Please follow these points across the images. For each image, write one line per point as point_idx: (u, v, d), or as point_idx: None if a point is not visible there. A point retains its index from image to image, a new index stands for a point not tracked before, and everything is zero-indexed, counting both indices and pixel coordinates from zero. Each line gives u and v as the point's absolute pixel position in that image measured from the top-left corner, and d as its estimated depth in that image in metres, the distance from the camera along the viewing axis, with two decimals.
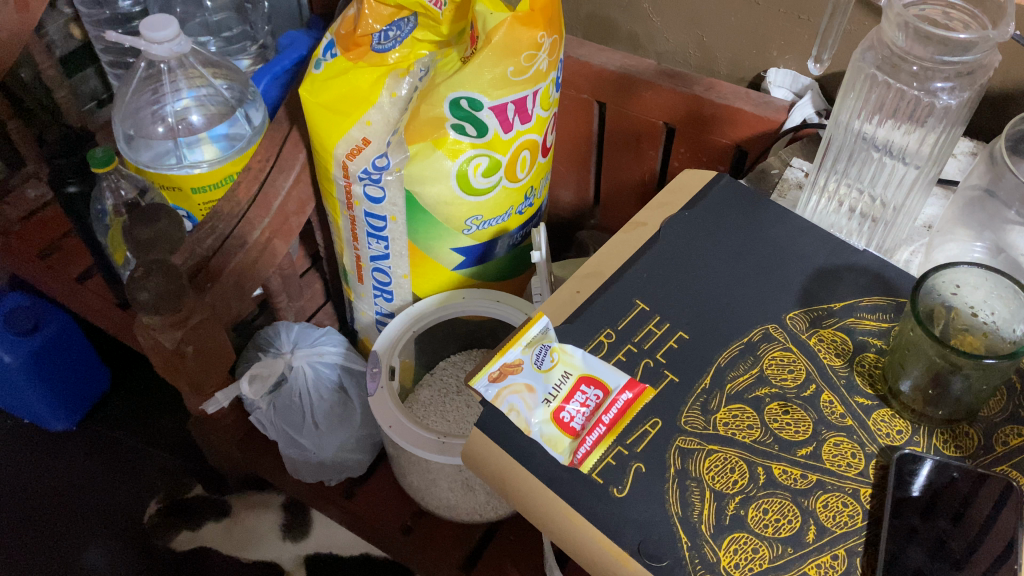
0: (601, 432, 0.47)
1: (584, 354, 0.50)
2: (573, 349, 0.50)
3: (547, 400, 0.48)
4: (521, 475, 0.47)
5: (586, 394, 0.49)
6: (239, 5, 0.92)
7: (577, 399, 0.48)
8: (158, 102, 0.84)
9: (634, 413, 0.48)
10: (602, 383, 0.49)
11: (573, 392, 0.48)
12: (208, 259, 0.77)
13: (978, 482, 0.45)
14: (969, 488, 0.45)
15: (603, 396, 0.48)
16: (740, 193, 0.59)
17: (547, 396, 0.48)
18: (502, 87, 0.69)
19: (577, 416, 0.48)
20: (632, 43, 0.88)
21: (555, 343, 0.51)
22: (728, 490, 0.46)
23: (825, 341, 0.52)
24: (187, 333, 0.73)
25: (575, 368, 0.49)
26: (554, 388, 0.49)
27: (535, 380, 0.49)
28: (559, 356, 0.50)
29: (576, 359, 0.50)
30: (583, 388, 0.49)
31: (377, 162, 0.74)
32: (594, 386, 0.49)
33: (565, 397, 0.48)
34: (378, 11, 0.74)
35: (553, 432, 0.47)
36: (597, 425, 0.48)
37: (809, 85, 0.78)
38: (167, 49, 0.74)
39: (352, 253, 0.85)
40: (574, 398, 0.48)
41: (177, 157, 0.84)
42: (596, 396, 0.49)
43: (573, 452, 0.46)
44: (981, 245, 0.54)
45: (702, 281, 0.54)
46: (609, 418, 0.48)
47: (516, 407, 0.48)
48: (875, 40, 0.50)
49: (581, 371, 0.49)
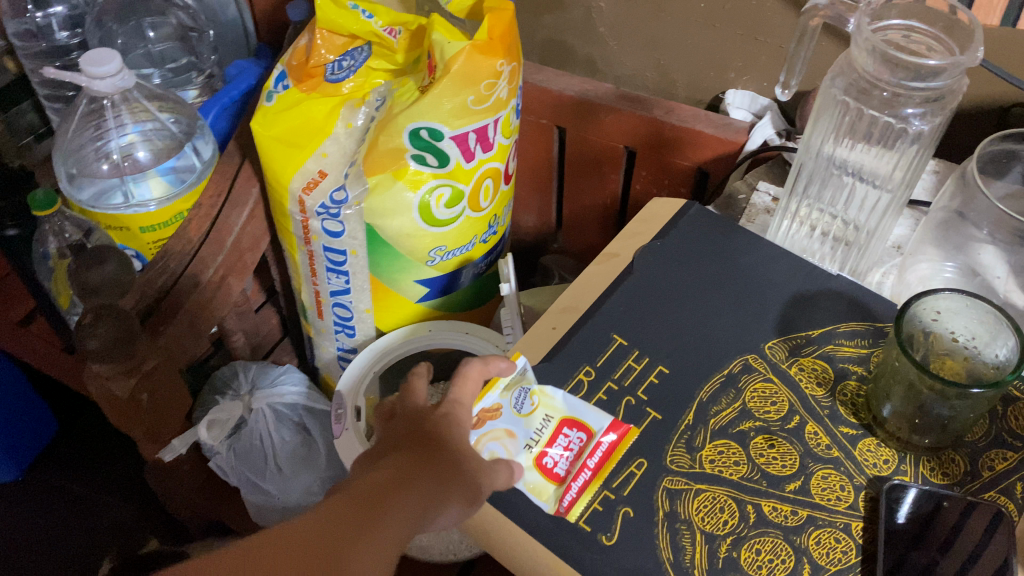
0: (587, 476, 0.46)
1: (566, 395, 0.49)
2: (554, 390, 0.49)
3: (529, 445, 0.48)
4: (504, 527, 0.45)
5: (569, 437, 0.48)
6: (184, 34, 0.88)
7: (559, 443, 0.48)
8: (102, 138, 0.80)
9: (620, 455, 0.47)
10: (586, 426, 0.48)
11: (555, 437, 0.48)
12: (160, 299, 0.73)
13: (967, 510, 0.45)
14: (956, 516, 0.45)
15: (587, 438, 0.48)
16: (711, 221, 0.59)
17: (527, 442, 0.48)
18: (463, 116, 0.68)
19: (561, 461, 0.47)
20: (589, 67, 0.88)
21: (535, 384, 0.50)
22: (719, 531, 0.44)
23: (806, 369, 0.51)
24: (140, 381, 0.69)
25: (556, 410, 0.49)
26: (535, 433, 0.48)
27: (514, 425, 0.48)
28: (539, 399, 0.49)
29: (558, 401, 0.49)
30: (565, 432, 0.48)
31: (334, 196, 0.71)
32: (576, 429, 0.48)
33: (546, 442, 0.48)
34: (332, 41, 0.75)
35: (537, 478, 0.46)
36: (583, 469, 0.46)
37: (768, 105, 0.78)
38: (110, 84, 0.71)
39: (310, 289, 0.82)
40: (556, 444, 0.48)
41: (122, 194, 0.79)
42: (579, 439, 0.48)
43: (559, 499, 0.45)
44: (952, 265, 0.55)
45: (679, 313, 0.53)
46: (594, 462, 0.47)
47: (498, 454, 0.47)
48: (844, 66, 0.50)
49: (562, 415, 0.49)
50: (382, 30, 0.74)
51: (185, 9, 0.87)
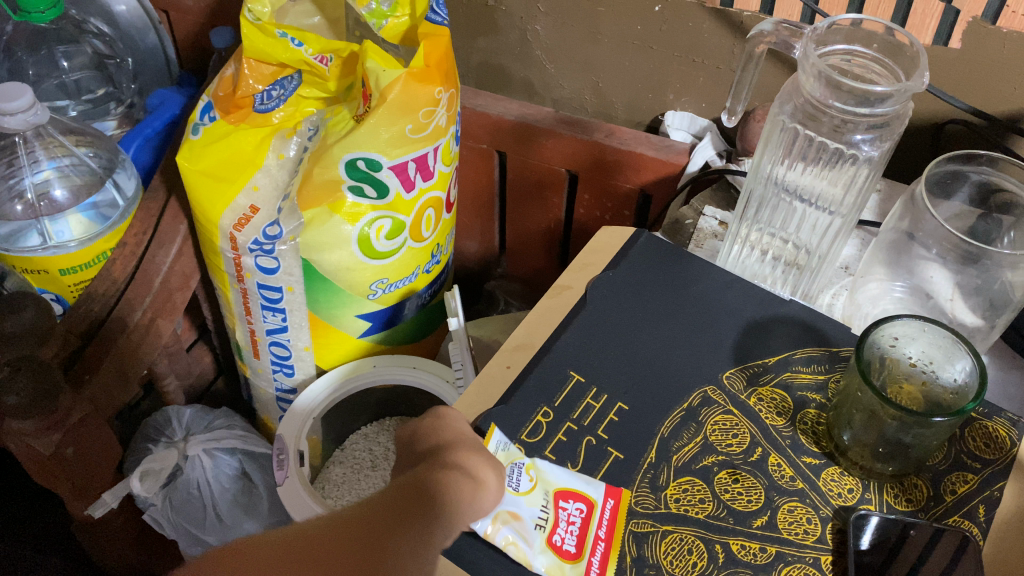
0: (603, 548, 0.44)
1: (555, 467, 0.46)
2: (537, 464, 0.46)
3: (538, 527, 0.44)
4: None
5: (571, 512, 0.45)
6: (101, 62, 0.84)
7: (564, 522, 0.45)
8: (13, 175, 0.75)
9: (628, 520, 0.45)
10: (585, 496, 0.45)
11: (558, 514, 0.45)
12: (82, 348, 0.70)
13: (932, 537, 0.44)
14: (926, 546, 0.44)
15: (589, 508, 0.45)
16: (660, 248, 0.58)
17: (535, 523, 0.44)
18: (401, 145, 0.65)
19: (569, 538, 0.44)
20: (527, 90, 0.86)
21: (524, 458, 0.46)
22: (689, 575, 0.43)
23: (764, 400, 0.50)
24: (65, 435, 0.65)
25: (548, 483, 0.46)
26: (540, 512, 0.44)
27: (515, 507, 0.44)
28: (534, 474, 0.46)
29: (547, 475, 0.46)
30: (566, 506, 0.45)
31: (268, 231, 0.68)
32: (575, 502, 0.45)
33: (551, 523, 0.44)
34: (260, 70, 0.71)
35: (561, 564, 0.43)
36: (597, 543, 0.44)
37: (707, 126, 0.78)
38: (22, 121, 0.66)
39: (245, 328, 0.79)
40: (560, 522, 0.45)
41: (38, 233, 0.73)
42: (580, 512, 0.45)
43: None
44: (901, 285, 0.55)
45: (635, 346, 0.52)
46: (605, 532, 0.44)
47: (513, 539, 0.43)
48: (792, 91, 0.50)
49: (557, 487, 0.46)
50: (313, 58, 0.70)
51: (99, 37, 0.83)
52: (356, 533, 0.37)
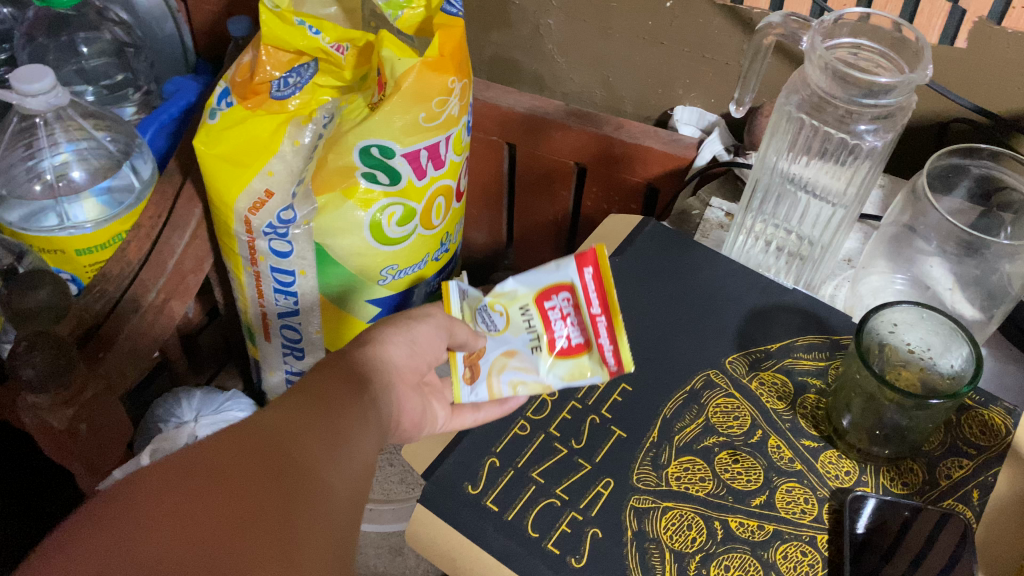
0: (604, 319, 0.49)
1: (517, 280, 0.51)
2: (506, 283, 0.51)
3: (536, 346, 0.50)
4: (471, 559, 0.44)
5: (558, 304, 0.50)
6: (120, 49, 0.84)
7: (553, 315, 0.50)
8: (32, 157, 0.76)
9: (608, 276, 0.49)
10: (559, 285, 0.50)
11: (547, 317, 0.50)
12: (98, 325, 0.70)
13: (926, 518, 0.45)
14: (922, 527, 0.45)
15: (570, 292, 0.50)
16: (666, 237, 0.60)
17: (531, 345, 0.50)
18: (415, 133, 0.66)
19: (571, 332, 0.50)
20: (538, 84, 0.88)
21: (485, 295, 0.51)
22: (687, 549, 0.44)
23: (766, 384, 0.52)
24: (79, 410, 0.66)
25: (523, 295, 0.51)
26: (530, 329, 0.50)
27: (508, 343, 0.51)
28: (501, 303, 0.51)
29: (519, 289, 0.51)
30: (549, 304, 0.50)
31: (282, 215, 0.69)
32: (554, 299, 0.50)
33: (547, 329, 0.50)
34: (277, 57, 0.73)
35: (574, 367, 0.50)
36: (595, 319, 0.49)
37: (716, 121, 0.79)
38: (43, 102, 0.68)
39: (257, 311, 0.80)
40: (553, 321, 0.50)
41: (56, 215, 0.75)
42: (565, 300, 0.50)
43: (603, 365, 0.49)
44: (901, 277, 0.56)
45: (638, 331, 0.54)
46: (595, 303, 0.49)
47: (518, 379, 0.50)
48: (798, 83, 0.51)
49: (532, 295, 0.51)
50: (329, 46, 0.72)
51: (120, 24, 0.84)
52: (262, 421, 0.36)
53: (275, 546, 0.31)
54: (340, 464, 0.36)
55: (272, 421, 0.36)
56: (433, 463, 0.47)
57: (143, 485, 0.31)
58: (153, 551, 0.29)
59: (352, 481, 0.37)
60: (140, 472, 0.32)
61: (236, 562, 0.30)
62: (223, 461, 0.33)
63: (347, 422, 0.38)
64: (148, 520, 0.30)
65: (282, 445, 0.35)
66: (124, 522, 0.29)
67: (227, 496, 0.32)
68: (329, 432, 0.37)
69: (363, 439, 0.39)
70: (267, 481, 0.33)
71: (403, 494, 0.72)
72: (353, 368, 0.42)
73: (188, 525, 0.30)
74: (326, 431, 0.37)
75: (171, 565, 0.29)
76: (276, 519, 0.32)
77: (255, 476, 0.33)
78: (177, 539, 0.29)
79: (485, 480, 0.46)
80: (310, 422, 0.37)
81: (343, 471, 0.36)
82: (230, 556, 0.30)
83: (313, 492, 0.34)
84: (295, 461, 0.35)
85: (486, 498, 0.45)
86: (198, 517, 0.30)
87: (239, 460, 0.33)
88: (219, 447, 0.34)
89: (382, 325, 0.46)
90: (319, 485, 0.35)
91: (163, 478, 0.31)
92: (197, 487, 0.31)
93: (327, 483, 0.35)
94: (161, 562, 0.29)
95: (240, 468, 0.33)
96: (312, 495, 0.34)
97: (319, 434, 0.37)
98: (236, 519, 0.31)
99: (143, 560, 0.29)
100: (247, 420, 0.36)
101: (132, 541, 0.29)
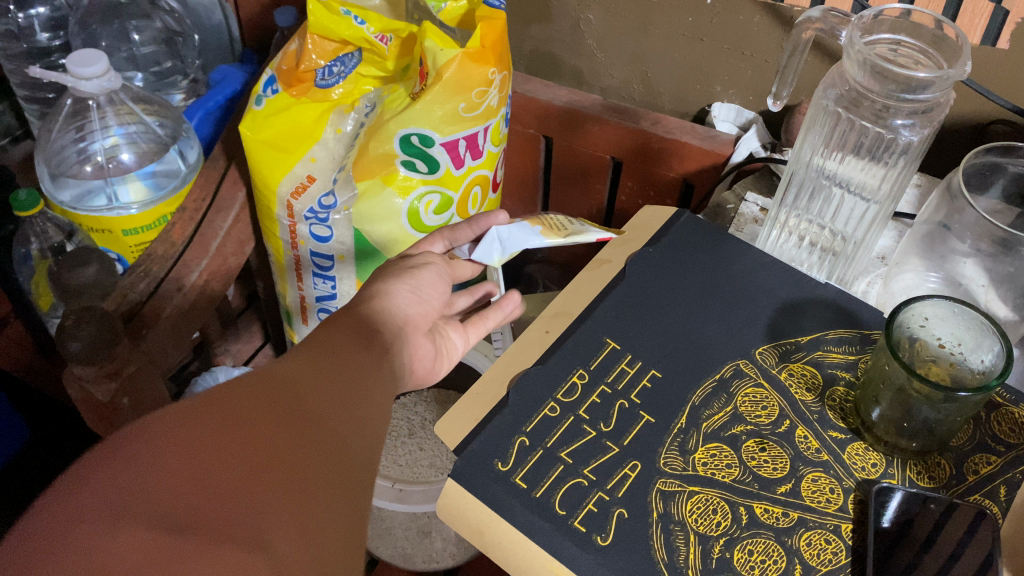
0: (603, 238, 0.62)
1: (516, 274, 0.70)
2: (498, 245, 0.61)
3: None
4: (501, 539, 0.45)
5: None
6: (170, 37, 0.87)
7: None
8: (84, 139, 0.78)
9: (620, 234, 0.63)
10: None
11: None
12: (142, 304, 0.71)
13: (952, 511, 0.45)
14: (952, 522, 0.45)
15: None
16: (699, 230, 0.60)
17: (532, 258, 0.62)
18: (454, 123, 0.67)
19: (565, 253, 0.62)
20: (576, 78, 0.89)
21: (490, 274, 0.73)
22: (712, 533, 0.45)
23: (795, 375, 0.52)
24: (122, 384, 0.67)
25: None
26: None
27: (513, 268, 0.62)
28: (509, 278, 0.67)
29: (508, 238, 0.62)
30: None
31: (323, 201, 0.72)
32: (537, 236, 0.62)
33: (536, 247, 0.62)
34: (323, 46, 0.73)
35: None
36: None
37: (753, 119, 0.79)
38: (97, 85, 0.70)
39: (296, 295, 0.82)
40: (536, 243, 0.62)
41: (105, 196, 0.77)
42: None
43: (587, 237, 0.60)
44: (936, 275, 0.56)
45: (669, 320, 0.55)
46: None
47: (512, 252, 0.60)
48: (837, 77, 0.52)
49: None
50: (374, 37, 0.71)
51: (170, 13, 0.85)
52: (270, 375, 0.38)
53: (287, 486, 0.33)
54: (349, 417, 0.38)
55: (280, 376, 0.38)
56: (464, 440, 0.48)
57: (156, 427, 0.33)
58: (169, 486, 0.30)
59: (363, 433, 0.39)
60: (153, 417, 0.33)
61: (252, 497, 0.31)
62: (234, 409, 0.35)
63: (353, 380, 0.40)
64: (163, 458, 0.31)
65: (291, 398, 0.37)
66: (138, 461, 0.31)
67: (239, 440, 0.33)
68: (337, 388, 0.39)
69: (370, 396, 0.41)
70: (278, 428, 0.35)
71: (431, 476, 0.75)
72: (355, 332, 0.44)
73: (203, 463, 0.32)
74: (334, 387, 0.39)
75: (187, 500, 0.30)
76: (287, 461, 0.34)
77: (266, 424, 0.35)
78: (194, 475, 0.31)
79: (514, 457, 0.47)
80: (318, 379, 0.39)
81: (352, 423, 0.38)
82: (246, 492, 0.31)
83: (323, 438, 0.36)
84: (304, 412, 0.37)
85: (515, 475, 0.46)
86: (212, 457, 0.32)
87: (251, 409, 0.35)
88: (232, 398, 0.35)
89: (388, 278, 0.52)
90: (328, 434, 0.37)
91: (176, 421, 0.33)
92: (210, 431, 0.33)
93: (336, 432, 0.37)
94: (178, 497, 0.30)
95: (251, 416, 0.35)
96: (323, 441, 0.36)
97: (327, 390, 0.39)
98: (250, 459, 0.33)
99: (159, 494, 0.30)
100: (255, 374, 0.38)
101: (148, 476, 0.30)
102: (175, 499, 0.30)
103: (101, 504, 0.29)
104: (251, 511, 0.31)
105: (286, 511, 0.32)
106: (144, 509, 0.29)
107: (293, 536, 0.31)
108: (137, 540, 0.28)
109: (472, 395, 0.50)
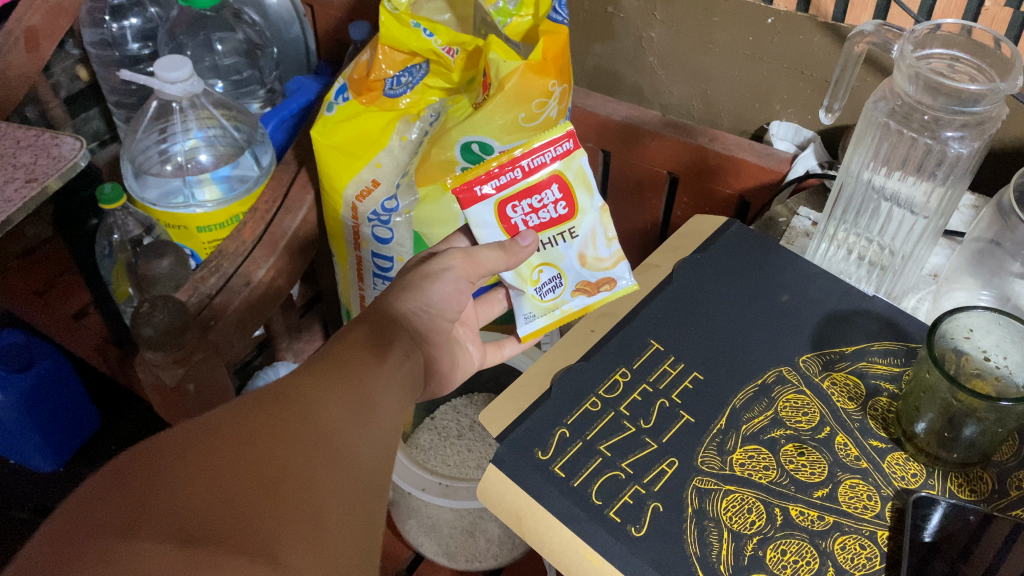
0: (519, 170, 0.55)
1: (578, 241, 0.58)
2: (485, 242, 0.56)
3: (573, 234, 0.58)
4: (540, 527, 0.46)
5: (545, 195, 0.56)
6: (251, 50, 0.89)
7: (532, 216, 0.56)
8: (166, 141, 0.82)
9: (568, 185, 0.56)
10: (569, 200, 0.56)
11: (542, 207, 0.56)
12: (212, 297, 0.72)
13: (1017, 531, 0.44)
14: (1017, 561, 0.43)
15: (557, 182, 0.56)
16: (748, 239, 0.62)
17: (568, 236, 0.57)
18: (514, 132, 0.67)
19: (520, 209, 0.56)
20: (637, 95, 0.90)
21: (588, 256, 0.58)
22: (746, 530, 0.45)
23: (838, 384, 0.53)
24: (189, 370, 0.69)
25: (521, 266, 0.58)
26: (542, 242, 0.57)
27: (571, 257, 0.58)
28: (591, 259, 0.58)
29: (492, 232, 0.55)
30: (545, 190, 0.56)
31: (386, 204, 0.73)
32: (488, 184, 0.54)
33: (537, 229, 0.56)
34: (392, 56, 0.74)
35: (571, 173, 0.56)
36: (545, 207, 0.56)
37: (811, 137, 0.80)
38: (181, 89, 0.74)
39: (356, 294, 0.84)
40: (526, 220, 0.56)
41: (184, 197, 0.80)
42: (516, 206, 0.56)
43: (570, 211, 0.57)
44: (987, 292, 0.56)
45: (715, 324, 0.56)
46: (524, 175, 0.55)
47: (587, 249, 0.58)
48: (887, 91, 0.54)
49: (495, 209, 0.55)
50: (441, 49, 0.72)
51: (252, 26, 0.88)
52: (283, 393, 0.39)
53: (304, 505, 0.34)
54: (362, 437, 0.40)
55: (294, 392, 0.39)
56: (507, 427, 0.50)
57: (178, 438, 0.34)
58: (190, 501, 0.31)
59: (376, 450, 0.40)
60: (171, 432, 0.35)
61: (268, 515, 0.33)
62: (250, 428, 0.36)
63: (365, 395, 0.42)
64: (180, 473, 0.32)
65: (308, 412, 0.38)
66: (163, 474, 0.32)
67: (254, 457, 0.34)
68: (352, 404, 0.41)
69: (383, 407, 0.43)
70: (289, 448, 0.36)
71: (475, 475, 0.76)
72: (368, 347, 0.45)
73: (224, 481, 0.33)
74: (347, 406, 0.40)
75: (205, 516, 0.31)
76: (302, 479, 0.35)
77: (285, 431, 0.37)
78: (211, 491, 0.32)
79: (554, 447, 0.49)
80: (335, 395, 0.40)
81: (365, 444, 0.40)
82: (265, 508, 0.33)
83: (336, 457, 0.37)
84: (316, 433, 0.38)
85: (554, 464, 0.48)
86: (225, 474, 0.33)
87: (271, 424, 0.37)
88: (256, 411, 0.37)
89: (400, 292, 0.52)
90: (337, 451, 0.38)
91: (195, 439, 0.34)
92: (227, 452, 0.34)
93: (354, 454, 0.39)
94: (194, 511, 0.31)
95: (273, 432, 0.36)
96: (333, 460, 0.37)
97: (342, 408, 0.40)
98: (262, 478, 0.34)
99: (176, 509, 0.31)
100: (267, 394, 0.39)
101: (171, 490, 0.32)
102: (196, 515, 0.31)
103: (123, 516, 0.30)
104: (268, 525, 0.32)
105: (299, 525, 0.33)
106: (163, 524, 0.30)
107: (306, 549, 0.33)
108: (157, 550, 0.29)
109: (518, 388, 0.52)
